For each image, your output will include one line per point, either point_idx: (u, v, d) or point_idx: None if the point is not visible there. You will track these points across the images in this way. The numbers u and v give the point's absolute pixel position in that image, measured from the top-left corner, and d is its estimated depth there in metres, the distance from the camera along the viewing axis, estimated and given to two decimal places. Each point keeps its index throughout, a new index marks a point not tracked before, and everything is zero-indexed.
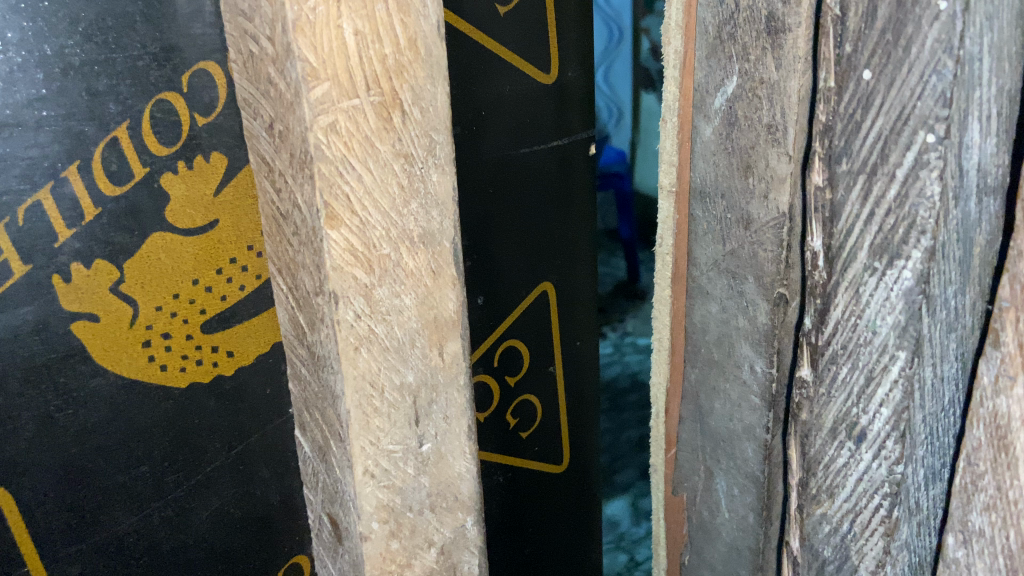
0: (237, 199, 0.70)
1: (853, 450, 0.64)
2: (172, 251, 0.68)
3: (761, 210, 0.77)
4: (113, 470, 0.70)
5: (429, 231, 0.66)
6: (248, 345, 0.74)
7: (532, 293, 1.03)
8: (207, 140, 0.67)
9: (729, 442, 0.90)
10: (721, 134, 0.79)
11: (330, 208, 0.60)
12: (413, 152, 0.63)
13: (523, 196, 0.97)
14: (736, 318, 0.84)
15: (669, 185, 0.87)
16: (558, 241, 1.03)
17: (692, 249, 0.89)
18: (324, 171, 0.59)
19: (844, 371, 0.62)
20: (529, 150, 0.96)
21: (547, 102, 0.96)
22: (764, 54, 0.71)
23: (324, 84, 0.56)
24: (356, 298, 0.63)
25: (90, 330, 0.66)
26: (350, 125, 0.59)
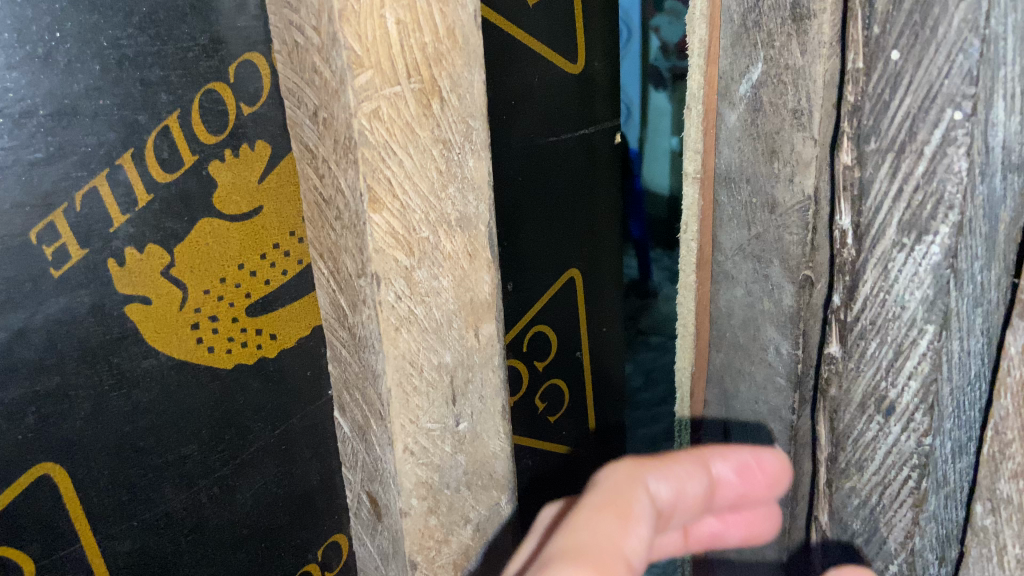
0: (280, 186, 0.73)
1: (882, 424, 0.65)
2: (219, 237, 0.71)
3: (786, 193, 0.79)
4: (164, 450, 0.74)
5: (466, 216, 0.69)
6: (289, 328, 0.78)
7: (560, 280, 1.06)
8: (252, 128, 0.70)
9: (754, 424, 0.91)
10: (747, 120, 0.81)
11: (373, 192, 0.62)
12: (451, 138, 0.65)
13: (552, 185, 0.99)
14: (761, 301, 0.86)
15: (695, 172, 0.89)
16: (584, 229, 1.06)
17: (717, 234, 0.91)
18: (367, 156, 0.60)
19: (872, 346, 0.64)
20: (556, 139, 0.98)
21: (573, 92, 0.98)
22: (789, 40, 0.73)
23: (368, 72, 0.58)
24: (396, 280, 0.65)
25: (143, 312, 0.69)
26: (392, 111, 0.61)
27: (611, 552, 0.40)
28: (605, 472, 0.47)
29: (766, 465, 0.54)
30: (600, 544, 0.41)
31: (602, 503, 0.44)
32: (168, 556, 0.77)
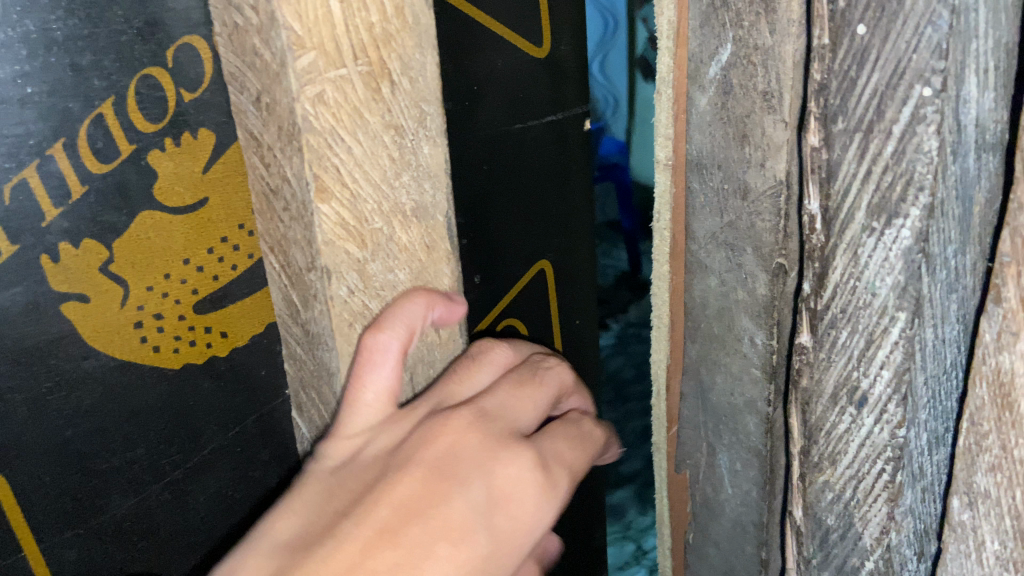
0: (226, 176, 0.77)
1: (855, 416, 0.63)
2: (161, 230, 0.76)
3: (758, 179, 0.77)
4: (111, 446, 0.80)
5: (422, 206, 0.66)
6: (239, 326, 0.84)
7: (529, 269, 1.11)
8: (193, 116, 0.74)
9: (731, 417, 0.89)
10: (717, 104, 0.79)
11: (319, 181, 0.59)
12: (403, 124, 0.62)
13: (520, 172, 1.03)
14: (735, 291, 0.84)
15: (666, 158, 0.87)
16: (555, 218, 1.10)
17: (690, 223, 0.87)
18: (312, 142, 0.58)
19: (843, 335, 0.61)
20: (525, 126, 1.01)
21: (542, 77, 1.00)
22: (758, 19, 0.71)
23: (309, 53, 0.55)
24: (349, 273, 0.63)
25: (80, 306, 0.75)
26: (338, 95, 0.58)
27: (572, 482, 0.65)
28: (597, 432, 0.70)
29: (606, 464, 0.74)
30: (573, 478, 0.65)
31: (589, 444, 0.68)
32: (127, 556, 0.86)
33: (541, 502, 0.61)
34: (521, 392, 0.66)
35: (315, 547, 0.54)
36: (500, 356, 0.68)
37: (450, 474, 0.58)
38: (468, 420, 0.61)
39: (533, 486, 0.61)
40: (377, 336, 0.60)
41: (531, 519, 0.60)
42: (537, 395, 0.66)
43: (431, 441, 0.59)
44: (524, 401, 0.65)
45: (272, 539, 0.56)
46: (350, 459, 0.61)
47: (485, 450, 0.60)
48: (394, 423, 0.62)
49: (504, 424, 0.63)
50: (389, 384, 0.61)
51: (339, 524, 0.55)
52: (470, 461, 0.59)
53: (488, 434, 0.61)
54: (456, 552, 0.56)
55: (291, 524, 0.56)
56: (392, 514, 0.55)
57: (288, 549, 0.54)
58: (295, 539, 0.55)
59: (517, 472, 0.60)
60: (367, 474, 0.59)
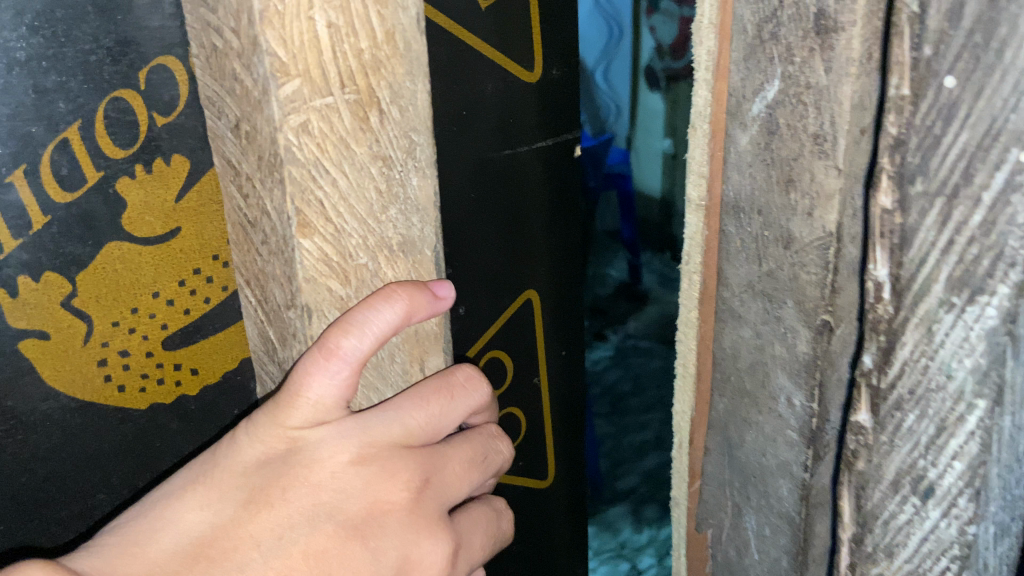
0: (198, 207, 0.87)
1: (918, 507, 0.57)
2: (125, 271, 0.87)
3: (804, 229, 0.70)
4: (74, 489, 0.94)
5: (408, 239, 0.74)
6: (210, 362, 0.97)
7: (517, 299, 1.30)
8: (164, 142, 0.83)
9: (761, 478, 0.82)
10: (760, 144, 0.72)
11: (302, 216, 0.66)
12: (390, 154, 0.70)
13: (502, 197, 1.19)
14: (772, 345, 0.77)
15: (700, 199, 0.80)
16: (536, 246, 1.28)
17: (722, 267, 0.80)
18: (296, 174, 0.65)
19: (910, 419, 0.55)
20: (512, 150, 1.17)
21: (529, 97, 1.16)
22: (812, 55, 0.65)
23: (295, 81, 0.62)
24: (329, 310, 0.71)
25: (37, 344, 0.87)
26: (323, 124, 0.65)
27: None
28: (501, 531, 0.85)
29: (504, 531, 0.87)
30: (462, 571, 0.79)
31: (489, 532, 0.84)
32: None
33: None
34: (459, 468, 0.79)
35: (218, 555, 0.64)
36: (461, 408, 0.78)
37: (366, 545, 0.70)
38: (407, 493, 0.73)
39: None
40: (343, 342, 0.67)
41: None
42: (470, 476, 0.80)
43: (361, 500, 0.71)
44: (458, 480, 0.78)
45: (182, 528, 0.65)
46: (278, 459, 0.69)
47: (407, 534, 0.72)
48: (335, 438, 0.70)
49: (434, 502, 0.75)
50: (336, 394, 0.69)
51: (248, 541, 0.66)
52: (392, 537, 0.71)
53: (418, 515, 0.73)
54: None
55: (199, 518, 0.66)
56: (299, 559, 0.67)
57: (196, 542, 0.65)
58: (208, 535, 0.65)
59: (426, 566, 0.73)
60: (289, 492, 0.69)
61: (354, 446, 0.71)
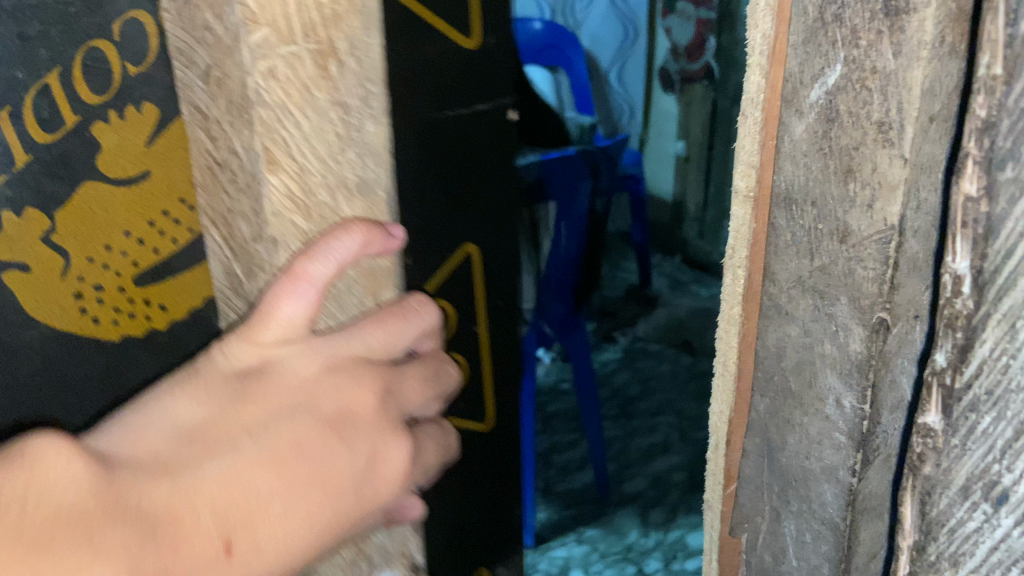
0: (166, 151, 0.96)
1: (989, 514, 0.53)
2: (101, 210, 0.98)
3: (862, 221, 0.67)
4: (53, 410, 1.05)
5: (364, 181, 0.86)
6: (178, 299, 1.05)
7: (455, 257, 1.06)
8: (136, 90, 0.92)
9: (803, 482, 0.79)
10: (817, 132, 0.69)
11: (269, 152, 0.81)
12: (348, 102, 0.82)
13: (449, 162, 0.98)
14: (821, 344, 0.74)
15: (747, 189, 0.77)
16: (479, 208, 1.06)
17: (769, 262, 0.77)
18: (264, 115, 0.79)
19: (985, 421, 0.52)
20: (447, 110, 0.96)
21: (465, 68, 0.96)
22: (880, 38, 0.62)
23: (262, 29, 0.75)
24: (293, 242, 0.87)
25: (20, 275, 0.99)
26: (287, 69, 0.78)
27: (408, 481, 0.84)
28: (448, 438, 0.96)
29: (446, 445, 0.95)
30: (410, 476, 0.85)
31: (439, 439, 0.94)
32: None
33: (388, 484, 0.80)
34: (416, 382, 0.90)
35: (201, 444, 0.71)
36: (414, 328, 0.88)
37: (333, 439, 0.76)
38: (371, 396, 0.81)
39: (384, 474, 0.80)
40: (310, 266, 0.78)
41: (378, 492, 0.80)
42: (425, 391, 0.91)
43: (330, 398, 0.79)
44: (414, 394, 0.89)
45: (174, 417, 0.73)
46: (252, 368, 0.77)
47: (369, 429, 0.80)
48: (305, 348, 0.80)
49: (392, 410, 0.84)
50: (305, 311, 0.78)
51: (229, 432, 0.73)
52: (354, 434, 0.78)
53: (381, 416, 0.82)
54: (320, 499, 0.74)
55: (186, 410, 0.74)
56: (276, 446, 0.73)
57: (183, 432, 0.72)
58: (194, 427, 0.72)
59: (379, 463, 0.80)
60: (261, 393, 0.76)
61: (320, 356, 0.80)
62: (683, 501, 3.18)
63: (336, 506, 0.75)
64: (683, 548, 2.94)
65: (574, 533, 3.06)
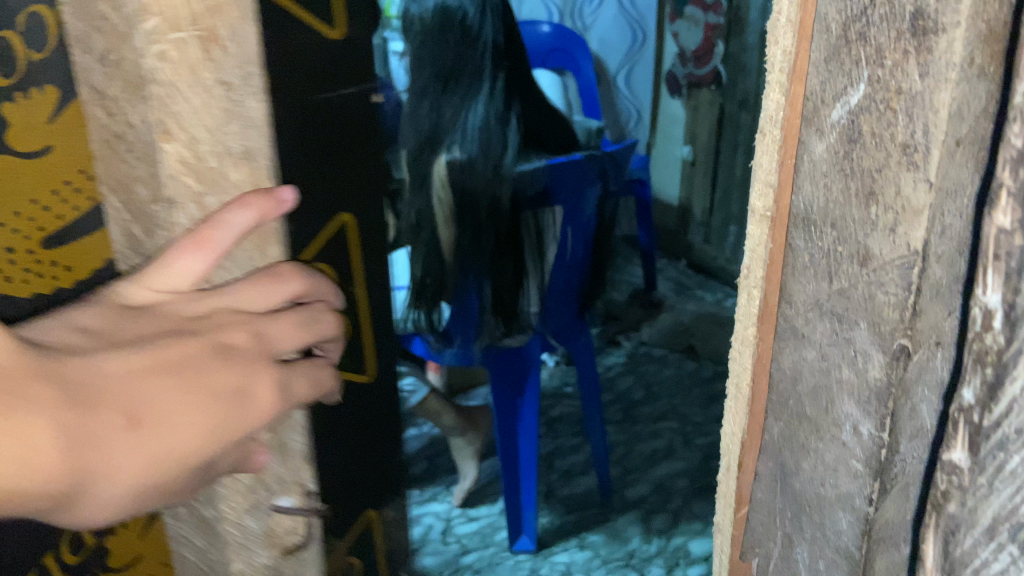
0: (69, 128, 0.94)
1: (1017, 557, 0.51)
2: (10, 174, 0.92)
3: (884, 245, 0.65)
4: None
5: (249, 149, 0.87)
6: (86, 263, 1.01)
7: (333, 226, 1.10)
8: (41, 75, 0.90)
9: (817, 509, 0.77)
10: (838, 152, 0.67)
11: (165, 127, 0.82)
12: (231, 80, 0.83)
13: (322, 141, 1.03)
14: (839, 369, 0.72)
15: (765, 209, 0.76)
16: (354, 188, 1.12)
17: (786, 283, 0.76)
18: (158, 94, 0.81)
19: (1014, 461, 0.50)
20: (326, 95, 1.02)
21: (336, 55, 1.03)
22: (905, 59, 0.60)
23: (154, 19, 0.77)
24: (188, 205, 0.87)
25: None
26: (178, 53, 0.80)
27: (275, 415, 0.78)
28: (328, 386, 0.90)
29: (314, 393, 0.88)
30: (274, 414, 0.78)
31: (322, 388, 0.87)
32: None
33: (259, 411, 0.75)
34: (296, 327, 0.85)
35: (104, 342, 0.70)
36: (291, 287, 0.88)
37: (217, 359, 0.74)
38: (246, 330, 0.79)
39: (257, 399, 0.76)
40: (204, 232, 0.79)
41: (257, 416, 0.75)
42: (300, 336, 0.85)
43: (216, 328, 0.77)
44: (286, 337, 0.83)
45: (71, 322, 0.72)
46: (146, 304, 0.77)
47: (252, 359, 0.77)
48: (185, 299, 0.79)
49: (268, 349, 0.80)
50: (200, 271, 0.79)
51: (128, 338, 0.72)
52: (243, 358, 0.76)
53: (261, 349, 0.79)
54: (201, 406, 0.71)
55: (88, 318, 0.73)
56: (165, 353, 0.71)
57: (82, 330, 0.71)
58: (88, 330, 0.71)
59: (257, 387, 0.76)
60: (148, 316, 0.75)
61: (202, 305, 0.79)
62: (686, 509, 3.15)
63: (204, 421, 0.70)
64: (685, 556, 2.90)
65: (576, 539, 3.04)
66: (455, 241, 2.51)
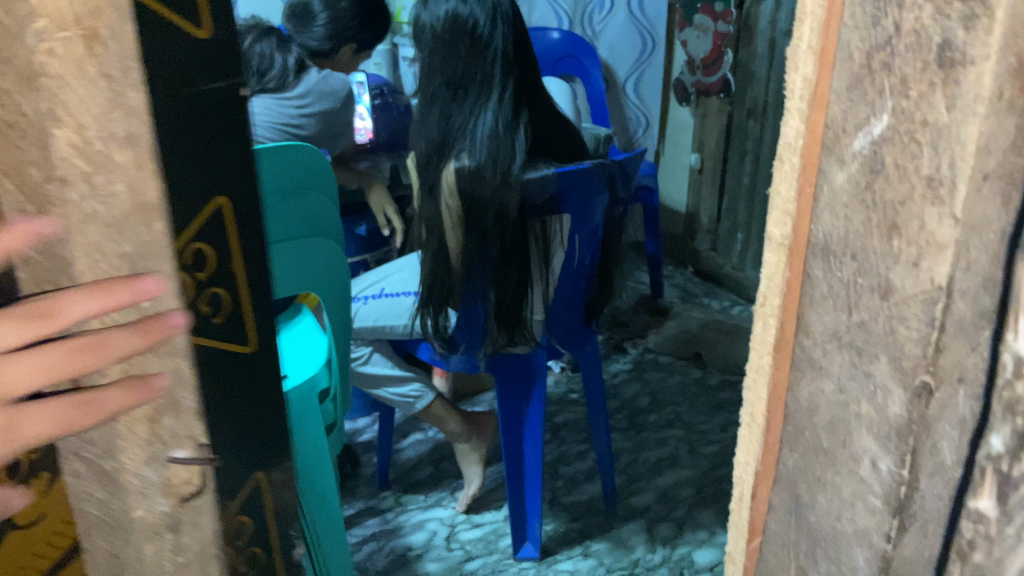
0: None
1: None
2: None
3: (906, 279, 0.63)
4: None
5: (134, 135, 0.78)
6: None
7: (208, 218, 0.90)
8: None
9: (833, 543, 0.76)
10: (860, 183, 0.65)
11: (53, 114, 0.75)
12: (114, 74, 0.75)
13: (212, 137, 0.88)
14: (857, 403, 0.70)
15: (782, 237, 0.75)
16: (231, 177, 0.92)
17: (804, 313, 0.74)
18: (49, 86, 0.74)
19: None
20: (198, 86, 0.84)
21: (205, 58, 0.84)
22: (931, 91, 0.58)
23: (42, 19, 0.72)
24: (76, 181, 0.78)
25: None
26: (65, 51, 0.74)
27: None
28: (109, 398, 0.82)
29: (107, 404, 0.82)
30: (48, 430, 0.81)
31: (128, 398, 0.83)
32: None
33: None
34: (75, 354, 0.80)
35: None
36: (75, 306, 0.78)
37: None
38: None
39: None
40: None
41: None
42: (36, 376, 0.79)
43: None
44: (20, 378, 0.78)
45: None
46: None
47: None
48: None
49: None
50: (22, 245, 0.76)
51: None
52: None
53: None
54: None
55: None
56: None
57: None
58: None
59: None
60: None
61: None
62: (690, 518, 3.12)
63: None
64: (690, 566, 2.86)
65: (580, 548, 3.02)
66: (463, 250, 2.51)
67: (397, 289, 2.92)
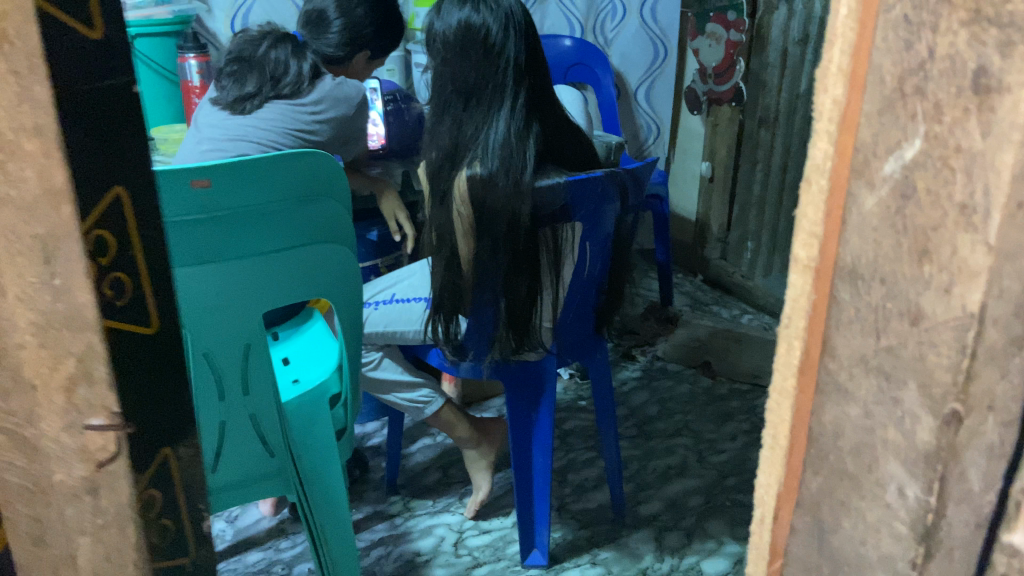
0: None
1: None
2: None
3: (937, 306, 0.63)
4: None
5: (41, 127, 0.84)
6: None
7: (104, 207, 0.90)
8: None
9: (858, 569, 0.76)
10: (889, 208, 0.64)
11: None
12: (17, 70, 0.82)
13: (107, 133, 0.89)
14: (884, 428, 0.69)
15: (807, 259, 0.72)
16: (129, 170, 0.93)
17: (830, 337, 0.72)
18: None
19: None
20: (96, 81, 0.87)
21: (102, 59, 0.87)
22: (965, 117, 0.59)
23: None
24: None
25: None
26: None
27: None
28: None
29: None
30: None
31: None
32: None
33: None
34: None
35: None
36: None
37: None
38: None
39: None
40: None
41: None
42: None
43: None
44: None
45: None
46: None
47: None
48: None
49: None
50: None
51: None
52: None
53: None
54: None
55: None
56: None
57: None
58: None
59: None
60: None
61: None
62: (699, 528, 3.11)
63: None
64: None
65: (588, 556, 3.00)
66: (475, 256, 2.53)
67: (408, 296, 2.93)
